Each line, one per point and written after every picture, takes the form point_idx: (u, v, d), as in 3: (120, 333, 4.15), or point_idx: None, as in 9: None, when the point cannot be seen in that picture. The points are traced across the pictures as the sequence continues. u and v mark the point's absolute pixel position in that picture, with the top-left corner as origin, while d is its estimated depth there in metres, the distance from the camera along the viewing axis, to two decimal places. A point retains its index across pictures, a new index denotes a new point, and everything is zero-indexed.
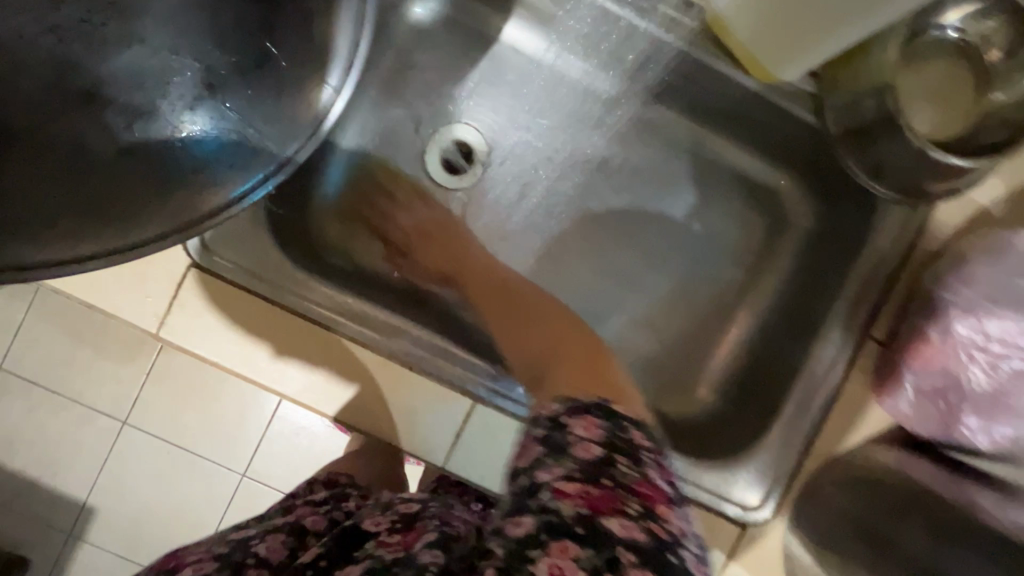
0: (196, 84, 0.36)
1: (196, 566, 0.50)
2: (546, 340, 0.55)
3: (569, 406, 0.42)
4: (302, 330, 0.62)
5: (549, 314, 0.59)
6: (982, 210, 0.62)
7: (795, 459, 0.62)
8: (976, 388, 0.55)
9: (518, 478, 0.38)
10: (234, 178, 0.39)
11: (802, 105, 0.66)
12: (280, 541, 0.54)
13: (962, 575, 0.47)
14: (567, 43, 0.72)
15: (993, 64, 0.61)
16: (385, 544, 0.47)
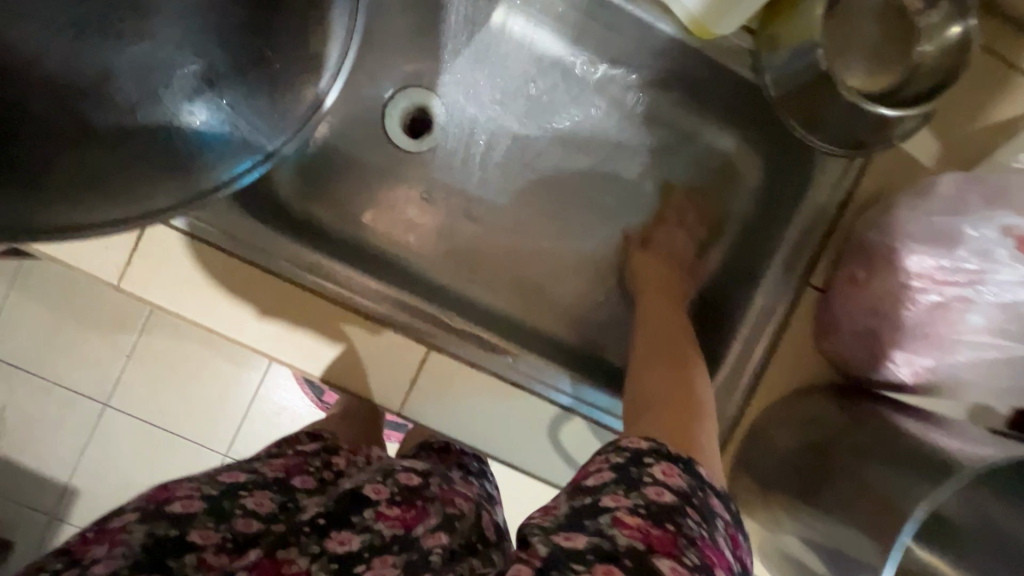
0: (198, 79, 0.42)
1: (186, 502, 0.51)
2: (656, 365, 0.58)
3: (654, 445, 0.46)
4: (266, 285, 0.62)
5: (650, 326, 0.65)
6: (911, 163, 0.65)
7: (739, 399, 0.66)
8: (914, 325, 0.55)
9: (580, 492, 0.43)
10: (228, 163, 0.44)
11: (741, 62, 0.67)
12: (268, 495, 0.55)
13: (887, 490, 0.49)
14: (537, 19, 0.74)
15: (919, 17, 0.62)
16: (384, 517, 0.51)
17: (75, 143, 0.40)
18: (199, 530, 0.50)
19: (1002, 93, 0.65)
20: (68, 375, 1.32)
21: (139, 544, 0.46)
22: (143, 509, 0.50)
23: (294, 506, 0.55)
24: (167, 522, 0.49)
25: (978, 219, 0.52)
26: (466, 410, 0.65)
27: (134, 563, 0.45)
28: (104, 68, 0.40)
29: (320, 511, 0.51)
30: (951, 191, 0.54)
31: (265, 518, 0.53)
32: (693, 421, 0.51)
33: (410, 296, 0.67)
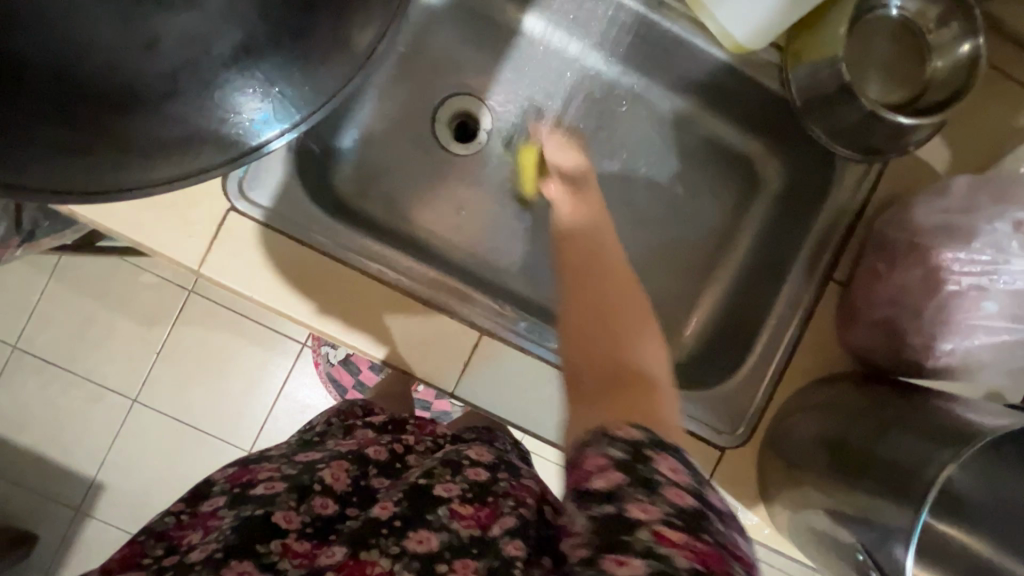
0: (234, 50, 0.35)
1: (267, 485, 0.56)
2: (594, 348, 0.47)
3: (650, 437, 0.41)
4: (331, 271, 0.67)
5: (581, 312, 0.49)
6: (926, 167, 0.71)
7: (762, 386, 0.72)
8: (954, 317, 0.59)
9: (594, 500, 0.39)
10: (260, 128, 0.39)
11: (768, 74, 0.73)
12: (343, 469, 0.59)
13: (906, 458, 0.54)
14: (579, 32, 0.81)
15: (931, 36, 0.68)
16: (460, 516, 0.49)
17: (100, 107, 0.34)
18: (282, 512, 0.53)
19: (1004, 106, 0.71)
20: (99, 371, 1.35)
21: (231, 527, 0.51)
22: (229, 493, 0.56)
23: (365, 488, 0.57)
24: (252, 504, 0.53)
25: (992, 220, 0.59)
26: (513, 389, 0.70)
27: (228, 545, 0.49)
28: (145, 38, 0.33)
29: (396, 508, 0.50)
30: (961, 193, 0.61)
31: (340, 497, 0.56)
32: (645, 394, 0.44)
33: (451, 279, 0.74)
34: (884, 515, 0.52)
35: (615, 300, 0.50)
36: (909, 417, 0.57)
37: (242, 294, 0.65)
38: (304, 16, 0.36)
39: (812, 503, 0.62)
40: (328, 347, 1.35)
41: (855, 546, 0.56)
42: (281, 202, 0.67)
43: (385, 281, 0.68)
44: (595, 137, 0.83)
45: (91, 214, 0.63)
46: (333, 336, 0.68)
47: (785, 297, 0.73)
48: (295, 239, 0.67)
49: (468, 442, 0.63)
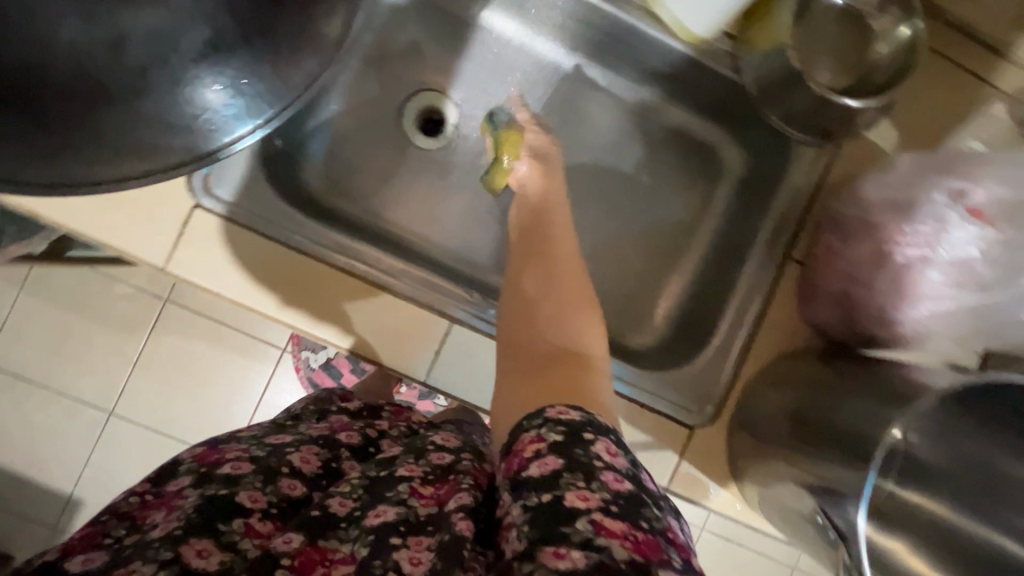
0: (203, 45, 0.34)
1: (234, 465, 0.55)
2: (538, 327, 0.65)
3: (586, 424, 0.48)
4: (300, 265, 0.68)
5: (533, 302, 0.67)
6: (875, 148, 0.74)
7: (730, 364, 0.74)
8: (904, 286, 0.60)
9: (535, 491, 0.44)
10: (231, 125, 0.38)
11: (722, 62, 0.75)
12: (313, 454, 0.60)
13: (861, 423, 0.55)
14: (539, 26, 0.82)
15: (873, 22, 0.71)
16: (419, 495, 0.51)
17: (64, 104, 0.33)
18: (246, 491, 0.52)
19: (946, 87, 0.75)
20: (75, 385, 1.33)
21: (194, 505, 0.50)
22: (195, 474, 0.55)
23: (334, 471, 0.60)
24: (217, 483, 0.52)
25: (938, 187, 0.60)
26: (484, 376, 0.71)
27: (190, 523, 0.47)
28: (111, 37, 0.32)
29: (354, 500, 0.51)
30: (907, 169, 0.63)
31: (308, 480, 0.57)
32: (574, 365, 0.59)
33: (446, 282, 0.72)
34: (835, 479, 0.55)
35: (557, 295, 0.67)
36: (863, 386, 0.59)
37: (211, 290, 0.65)
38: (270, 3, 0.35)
39: (776, 474, 0.64)
40: (308, 351, 1.34)
41: (815, 510, 0.57)
42: (245, 196, 0.67)
43: (352, 273, 0.69)
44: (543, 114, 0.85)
45: (55, 216, 0.63)
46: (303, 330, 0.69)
47: (748, 277, 0.75)
48: (265, 236, 0.67)
49: (438, 429, 0.65)
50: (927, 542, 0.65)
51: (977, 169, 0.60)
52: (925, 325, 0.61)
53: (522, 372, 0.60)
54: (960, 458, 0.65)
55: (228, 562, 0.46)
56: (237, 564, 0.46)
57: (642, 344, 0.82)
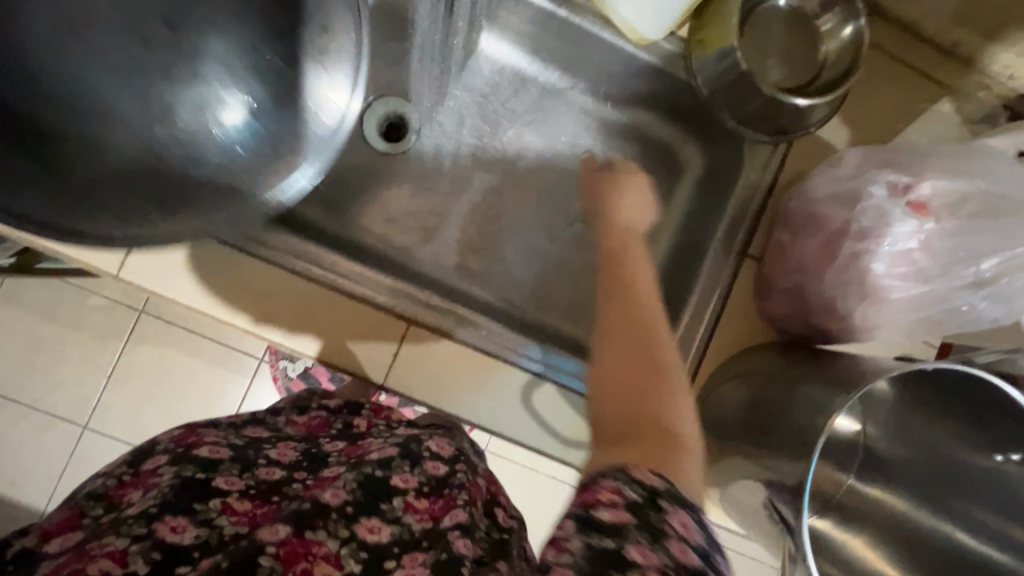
0: (233, 104, 0.51)
1: (212, 448, 0.55)
2: (627, 390, 0.44)
3: (667, 486, 0.38)
4: (254, 270, 0.67)
5: (627, 346, 0.47)
6: (827, 144, 0.76)
7: (691, 361, 0.74)
8: (853, 281, 0.61)
9: (596, 535, 0.36)
10: (272, 171, 0.50)
11: (675, 64, 0.77)
12: (292, 449, 0.59)
13: (810, 417, 0.56)
14: (505, 36, 0.83)
15: (818, 22, 0.73)
16: (414, 511, 0.51)
17: (146, 163, 0.49)
18: (223, 477, 0.51)
19: (894, 86, 0.77)
20: (48, 399, 1.32)
21: (171, 484, 0.49)
22: (173, 452, 0.54)
23: (321, 460, 0.58)
24: (195, 465, 0.51)
25: (874, 182, 0.61)
26: (448, 379, 0.71)
27: (164, 502, 0.47)
28: (163, 107, 0.50)
29: (349, 492, 0.50)
30: (851, 164, 0.64)
31: (288, 467, 0.56)
32: (675, 454, 0.41)
33: (422, 291, 0.73)
34: (784, 473, 0.55)
35: (658, 339, 0.47)
36: (819, 381, 0.59)
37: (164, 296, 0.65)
38: (273, 67, 0.51)
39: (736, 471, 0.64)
40: (285, 361, 1.33)
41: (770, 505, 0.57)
42: None
43: (310, 277, 0.69)
44: (484, 111, 0.86)
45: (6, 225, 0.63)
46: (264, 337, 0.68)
47: (706, 275, 0.76)
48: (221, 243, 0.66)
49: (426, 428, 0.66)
50: (881, 531, 0.66)
51: (915, 163, 0.62)
52: (875, 318, 0.62)
53: (592, 425, 0.45)
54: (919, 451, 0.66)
55: (203, 537, 0.45)
56: (213, 540, 0.45)
57: None
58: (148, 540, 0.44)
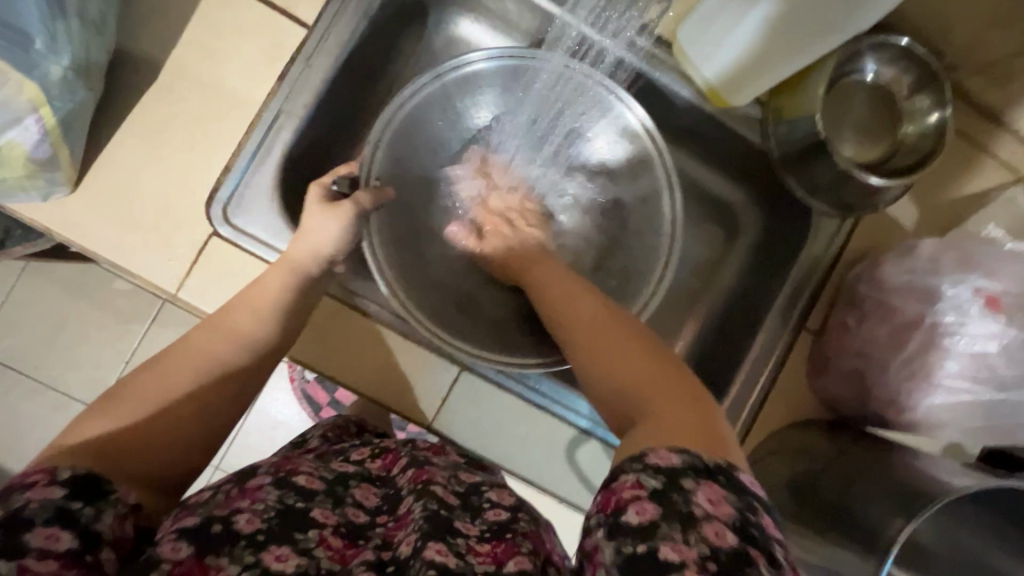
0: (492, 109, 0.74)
1: (308, 477, 0.50)
2: (641, 364, 0.48)
3: (690, 462, 0.38)
4: (334, 314, 0.67)
5: (623, 358, 0.49)
6: (894, 224, 0.75)
7: (738, 430, 0.74)
8: (920, 375, 0.60)
9: (631, 542, 0.35)
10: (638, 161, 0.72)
11: (749, 127, 0.75)
12: (371, 491, 0.54)
13: (865, 511, 0.56)
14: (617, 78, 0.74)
15: (903, 102, 0.71)
16: (476, 552, 0.45)
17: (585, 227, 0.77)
18: (320, 508, 0.48)
19: (967, 172, 0.76)
20: (63, 378, 1.27)
21: (276, 507, 0.45)
22: (275, 474, 0.49)
23: (397, 498, 0.52)
24: (295, 491, 0.47)
25: (953, 281, 0.60)
26: (497, 429, 0.70)
27: (271, 526, 0.44)
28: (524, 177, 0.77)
29: (417, 531, 0.45)
30: (927, 253, 0.63)
31: (369, 512, 0.51)
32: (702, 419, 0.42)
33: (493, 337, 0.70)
34: (843, 561, 0.53)
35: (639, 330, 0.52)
36: (881, 476, 0.58)
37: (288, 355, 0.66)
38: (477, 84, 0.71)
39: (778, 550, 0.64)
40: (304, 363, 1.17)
41: None
42: (252, 223, 0.66)
43: (367, 315, 0.67)
44: None
45: (74, 236, 0.63)
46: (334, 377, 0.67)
47: (761, 343, 0.74)
48: (337, 298, 0.67)
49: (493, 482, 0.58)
50: None
51: (995, 262, 0.60)
52: (936, 416, 0.61)
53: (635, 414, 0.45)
54: None
55: (304, 565, 0.43)
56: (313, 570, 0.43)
57: None
58: (255, 566, 0.41)
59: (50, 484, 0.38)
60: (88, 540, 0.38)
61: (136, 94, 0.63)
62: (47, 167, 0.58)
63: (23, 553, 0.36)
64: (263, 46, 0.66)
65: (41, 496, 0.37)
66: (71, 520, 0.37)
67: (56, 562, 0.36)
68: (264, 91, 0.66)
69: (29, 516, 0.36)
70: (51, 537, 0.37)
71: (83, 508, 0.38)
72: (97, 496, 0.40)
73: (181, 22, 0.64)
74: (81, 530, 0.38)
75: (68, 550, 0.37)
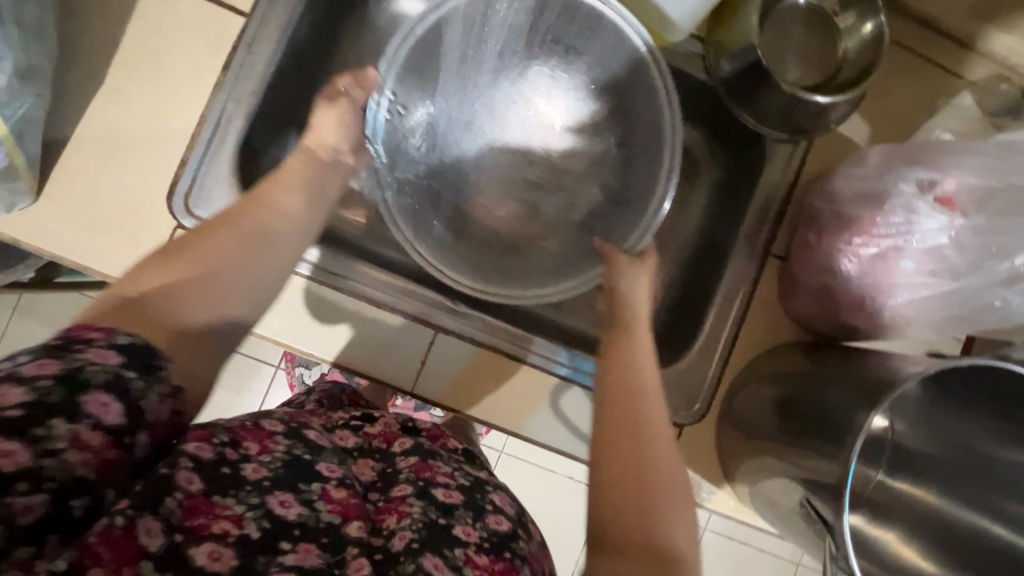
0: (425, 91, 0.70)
1: (318, 434, 0.49)
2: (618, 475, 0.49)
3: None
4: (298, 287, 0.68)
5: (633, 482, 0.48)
6: (849, 143, 0.76)
7: (717, 360, 0.75)
8: (882, 275, 0.61)
9: None
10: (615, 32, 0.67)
11: (693, 64, 0.77)
12: (369, 466, 0.52)
13: (840, 406, 0.57)
14: None
15: (839, 20, 0.73)
16: (475, 564, 0.44)
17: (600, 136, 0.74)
18: (326, 462, 0.46)
19: (914, 82, 0.77)
20: None
21: (285, 458, 0.43)
22: (288, 424, 0.47)
23: (394, 479, 0.51)
24: (304, 444, 0.46)
25: (902, 181, 0.60)
26: (481, 389, 0.72)
27: (276, 476, 0.42)
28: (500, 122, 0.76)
29: (415, 531, 0.44)
30: (877, 160, 0.65)
31: (366, 485, 0.50)
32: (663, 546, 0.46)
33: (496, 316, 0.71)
34: (819, 471, 0.55)
35: (650, 415, 0.53)
36: (857, 374, 0.59)
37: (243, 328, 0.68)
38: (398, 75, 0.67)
39: (767, 469, 0.65)
40: (302, 366, 1.16)
41: (802, 502, 0.57)
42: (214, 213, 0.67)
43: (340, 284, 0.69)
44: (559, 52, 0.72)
45: (43, 244, 0.64)
46: (301, 351, 0.69)
47: (730, 273, 0.76)
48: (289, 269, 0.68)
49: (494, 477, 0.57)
50: (910, 527, 0.68)
51: (947, 157, 0.60)
52: (903, 315, 0.63)
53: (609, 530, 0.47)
54: (948, 444, 0.66)
55: (306, 517, 0.41)
56: (314, 522, 0.41)
57: None
58: (260, 508, 0.40)
59: (106, 346, 0.35)
60: (136, 418, 0.35)
61: (86, 100, 0.64)
62: (6, 177, 0.59)
63: (78, 418, 0.32)
64: (204, 39, 0.67)
65: (97, 357, 0.35)
66: (124, 389, 0.35)
67: (103, 436, 0.33)
68: (211, 81, 0.67)
69: (87, 377, 0.33)
70: (104, 405, 0.33)
71: (136, 379, 0.36)
72: (148, 367, 0.37)
73: (122, 24, 0.65)
74: (130, 404, 0.35)
75: (113, 425, 0.34)
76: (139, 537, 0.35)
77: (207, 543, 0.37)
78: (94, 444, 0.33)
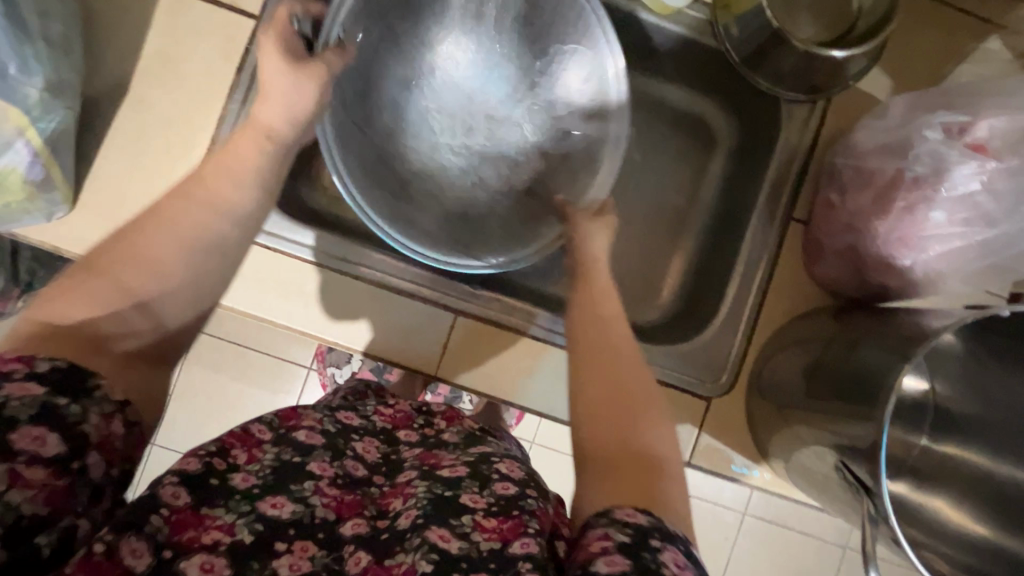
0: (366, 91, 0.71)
1: (308, 433, 0.48)
2: (610, 405, 0.46)
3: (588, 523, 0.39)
4: (329, 279, 0.70)
5: (611, 430, 0.45)
6: (870, 98, 0.73)
7: (743, 331, 0.74)
8: (922, 227, 0.58)
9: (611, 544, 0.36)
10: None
11: (702, 30, 0.75)
12: (374, 446, 0.53)
13: (877, 362, 0.55)
14: None
15: None
16: (483, 528, 0.41)
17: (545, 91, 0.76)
18: (316, 462, 0.46)
19: (937, 29, 0.73)
20: None
21: (272, 464, 0.44)
22: (276, 431, 0.47)
23: (398, 465, 0.50)
24: (291, 448, 0.46)
25: (929, 130, 0.58)
26: (504, 369, 0.73)
27: (266, 481, 0.42)
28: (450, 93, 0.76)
29: (419, 508, 0.42)
30: (899, 112, 0.62)
31: (369, 468, 0.49)
32: (658, 478, 0.42)
33: (489, 291, 0.73)
34: (853, 436, 0.53)
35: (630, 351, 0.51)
36: (887, 334, 0.57)
37: (278, 324, 0.70)
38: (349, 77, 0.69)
39: (801, 438, 0.63)
40: (334, 366, 1.16)
41: (838, 465, 0.56)
42: None
43: (364, 276, 0.71)
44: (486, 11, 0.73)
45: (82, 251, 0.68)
46: (332, 342, 0.71)
47: (752, 241, 0.74)
48: (325, 265, 0.70)
49: (507, 450, 0.54)
50: (960, 491, 0.64)
51: (973, 100, 0.58)
52: (935, 269, 0.60)
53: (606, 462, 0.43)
54: (993, 404, 0.63)
55: (300, 513, 0.41)
56: (309, 519, 0.41)
57: (656, 320, 0.80)
58: (251, 514, 0.40)
59: (26, 378, 0.35)
60: (76, 443, 0.35)
61: (112, 111, 0.68)
62: (42, 188, 0.62)
63: (10, 456, 0.33)
64: (217, 44, 0.69)
65: (19, 393, 0.34)
66: (57, 419, 0.35)
67: (45, 468, 0.34)
68: (226, 84, 0.69)
69: (11, 414, 0.33)
70: (37, 438, 0.34)
71: (69, 406, 0.36)
72: (81, 392, 0.37)
73: (140, 35, 0.68)
74: (68, 432, 0.35)
75: (55, 455, 0.34)
76: (124, 558, 0.35)
77: (196, 555, 0.37)
78: (37, 478, 0.33)
